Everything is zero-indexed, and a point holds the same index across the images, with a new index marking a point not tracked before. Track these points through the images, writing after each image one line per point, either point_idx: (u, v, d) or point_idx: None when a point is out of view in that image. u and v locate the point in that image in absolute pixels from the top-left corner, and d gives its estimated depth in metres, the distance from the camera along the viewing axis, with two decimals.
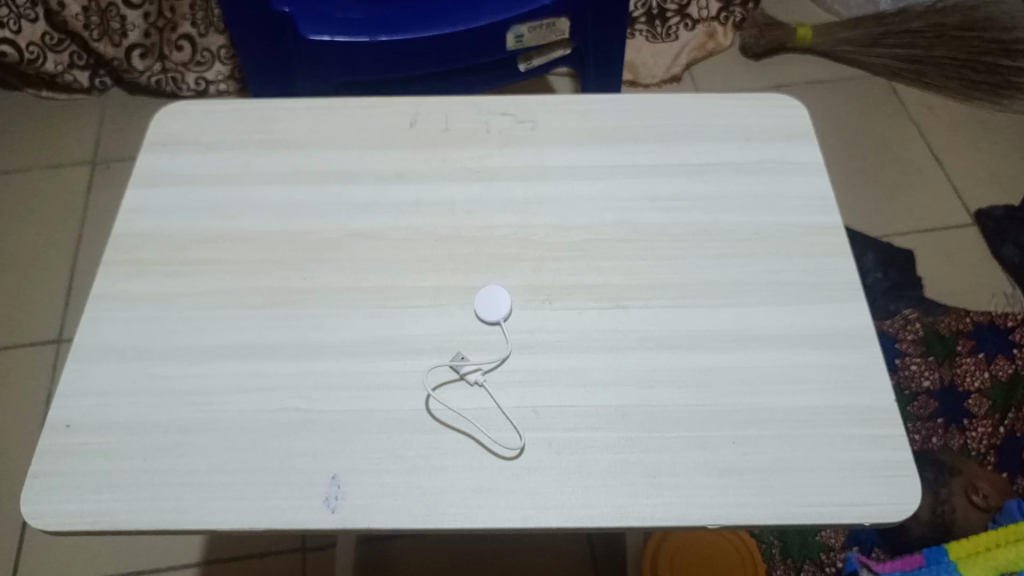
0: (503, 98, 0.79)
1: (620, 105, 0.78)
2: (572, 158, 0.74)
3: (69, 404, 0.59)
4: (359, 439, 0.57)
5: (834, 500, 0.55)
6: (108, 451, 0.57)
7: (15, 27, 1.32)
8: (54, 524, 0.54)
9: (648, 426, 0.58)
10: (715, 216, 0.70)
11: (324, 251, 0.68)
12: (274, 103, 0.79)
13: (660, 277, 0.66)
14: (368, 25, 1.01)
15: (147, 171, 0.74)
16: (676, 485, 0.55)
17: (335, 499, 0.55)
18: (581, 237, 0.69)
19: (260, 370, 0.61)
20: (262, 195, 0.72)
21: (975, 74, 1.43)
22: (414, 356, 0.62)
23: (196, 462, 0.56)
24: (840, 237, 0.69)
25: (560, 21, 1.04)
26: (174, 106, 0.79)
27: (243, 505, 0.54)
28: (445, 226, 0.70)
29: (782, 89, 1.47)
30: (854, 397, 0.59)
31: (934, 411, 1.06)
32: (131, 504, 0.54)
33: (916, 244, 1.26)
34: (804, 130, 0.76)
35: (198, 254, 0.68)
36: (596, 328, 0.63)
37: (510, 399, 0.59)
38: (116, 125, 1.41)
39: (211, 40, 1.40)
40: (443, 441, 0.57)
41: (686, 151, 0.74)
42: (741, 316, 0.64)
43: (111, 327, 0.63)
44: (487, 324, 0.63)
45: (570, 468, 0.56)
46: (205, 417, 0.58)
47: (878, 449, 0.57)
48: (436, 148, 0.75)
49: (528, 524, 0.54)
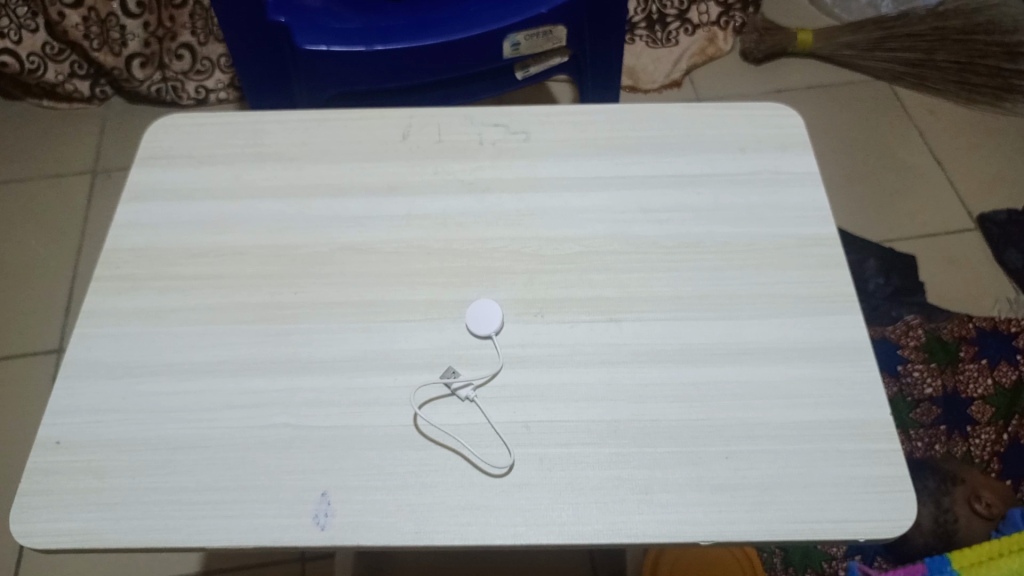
0: (495, 109, 0.79)
1: (615, 116, 0.78)
2: (565, 169, 0.74)
3: (59, 421, 0.59)
4: (349, 456, 0.57)
5: (827, 516, 0.54)
6: (98, 469, 0.57)
7: (15, 37, 1.32)
8: (43, 542, 0.54)
9: (639, 441, 0.57)
10: (708, 228, 0.70)
11: (315, 265, 0.68)
12: (267, 116, 0.79)
13: (653, 289, 0.66)
14: (364, 35, 1.00)
15: (140, 185, 0.74)
16: (668, 501, 0.55)
17: (325, 516, 0.54)
18: (574, 249, 0.69)
19: (250, 386, 0.60)
20: (254, 209, 0.72)
21: (976, 78, 1.41)
22: (405, 372, 0.61)
23: (184, 480, 0.56)
24: (835, 248, 0.68)
25: (557, 29, 1.03)
26: (167, 120, 0.79)
27: (233, 523, 0.54)
28: (436, 240, 0.69)
29: (782, 93, 1.46)
30: (849, 412, 0.59)
31: (936, 419, 1.05)
32: (120, 523, 0.54)
33: (916, 249, 1.25)
34: (799, 140, 0.76)
35: (190, 269, 0.68)
36: (588, 341, 0.63)
37: (499, 415, 0.59)
38: (117, 134, 1.41)
39: (211, 49, 1.41)
40: (432, 458, 0.57)
41: (679, 162, 0.74)
42: (734, 330, 0.63)
43: (101, 343, 0.63)
44: (478, 338, 0.63)
45: (561, 484, 0.55)
46: (194, 433, 0.58)
47: (873, 465, 0.56)
48: (427, 161, 0.75)
49: (518, 541, 0.53)
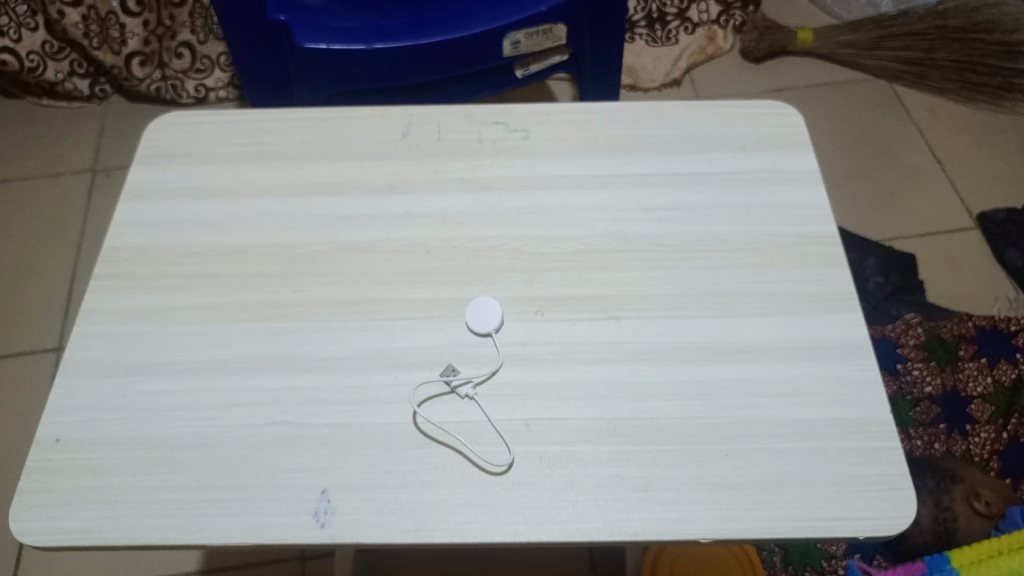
0: (495, 108, 0.79)
1: (615, 115, 0.78)
2: (565, 168, 0.74)
3: (59, 420, 0.59)
4: (349, 454, 0.57)
5: (827, 514, 0.54)
6: (98, 467, 0.57)
7: (15, 36, 1.32)
8: (43, 540, 0.54)
9: (639, 439, 0.58)
10: (708, 226, 0.70)
11: (315, 264, 0.68)
12: (267, 114, 0.79)
13: (653, 288, 0.66)
14: (364, 33, 1.00)
15: (140, 184, 0.74)
16: (667, 498, 0.55)
17: (325, 514, 0.54)
18: (574, 248, 0.69)
19: (250, 385, 0.60)
20: (254, 208, 0.72)
21: (977, 77, 1.41)
22: (405, 370, 0.61)
23: (184, 478, 0.56)
24: (835, 247, 0.68)
25: (557, 28, 1.03)
26: (166, 119, 0.79)
27: (233, 521, 0.54)
28: (436, 238, 0.69)
29: (782, 92, 1.46)
30: (848, 411, 0.59)
31: (936, 418, 1.05)
32: (120, 521, 0.54)
33: (916, 248, 1.25)
34: (799, 139, 0.76)
35: (190, 268, 0.68)
36: (588, 339, 0.63)
37: (499, 413, 0.59)
38: (116, 133, 1.41)
39: (210, 48, 1.41)
40: (432, 456, 0.57)
41: (679, 161, 0.74)
42: (735, 328, 0.63)
43: (102, 342, 0.63)
44: (478, 336, 0.63)
45: (561, 482, 0.56)
46: (194, 432, 0.58)
47: (873, 463, 0.56)
48: (427, 160, 0.75)
49: (518, 539, 0.53)
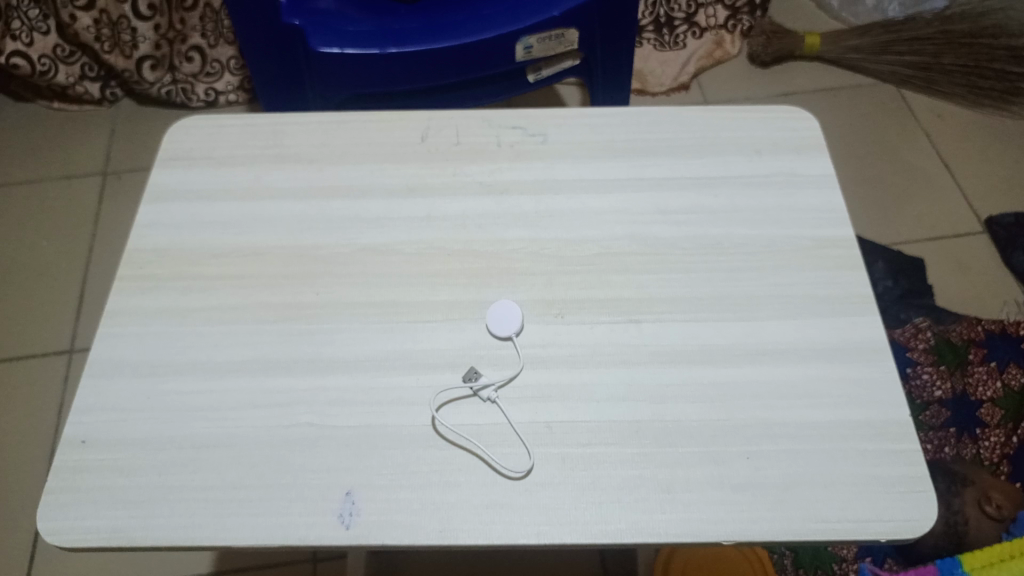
0: (512, 112, 0.79)
1: (629, 119, 0.78)
2: (583, 171, 0.75)
3: (85, 420, 0.59)
4: (373, 454, 0.57)
5: (849, 515, 0.55)
6: (124, 467, 0.57)
7: (27, 39, 1.33)
8: (71, 540, 0.54)
9: (661, 441, 0.58)
10: (726, 229, 0.70)
11: (335, 265, 0.68)
12: (286, 117, 0.79)
13: (671, 291, 0.66)
14: (378, 37, 1.01)
15: (161, 186, 0.74)
16: (690, 499, 0.55)
17: (350, 515, 0.55)
18: (593, 251, 0.69)
19: (271, 386, 0.61)
20: (276, 209, 0.72)
21: (983, 81, 1.41)
22: (427, 372, 0.62)
23: (210, 478, 0.56)
24: (851, 249, 0.69)
25: (569, 32, 1.04)
26: (186, 121, 0.79)
27: (256, 521, 0.54)
28: (456, 242, 0.70)
29: (790, 96, 1.47)
30: (867, 412, 0.59)
31: (946, 421, 1.06)
32: (148, 520, 0.55)
33: (925, 252, 1.25)
34: (814, 142, 0.76)
35: (213, 269, 0.68)
36: (608, 341, 0.63)
37: (521, 415, 0.59)
38: (127, 136, 1.42)
39: (220, 52, 1.42)
40: (455, 457, 0.57)
41: (696, 164, 0.75)
42: (754, 331, 0.64)
43: (126, 343, 0.64)
44: (499, 339, 0.64)
45: (584, 484, 0.56)
46: (219, 432, 0.58)
47: (892, 465, 0.57)
48: (446, 162, 0.75)
49: (541, 540, 0.54)
